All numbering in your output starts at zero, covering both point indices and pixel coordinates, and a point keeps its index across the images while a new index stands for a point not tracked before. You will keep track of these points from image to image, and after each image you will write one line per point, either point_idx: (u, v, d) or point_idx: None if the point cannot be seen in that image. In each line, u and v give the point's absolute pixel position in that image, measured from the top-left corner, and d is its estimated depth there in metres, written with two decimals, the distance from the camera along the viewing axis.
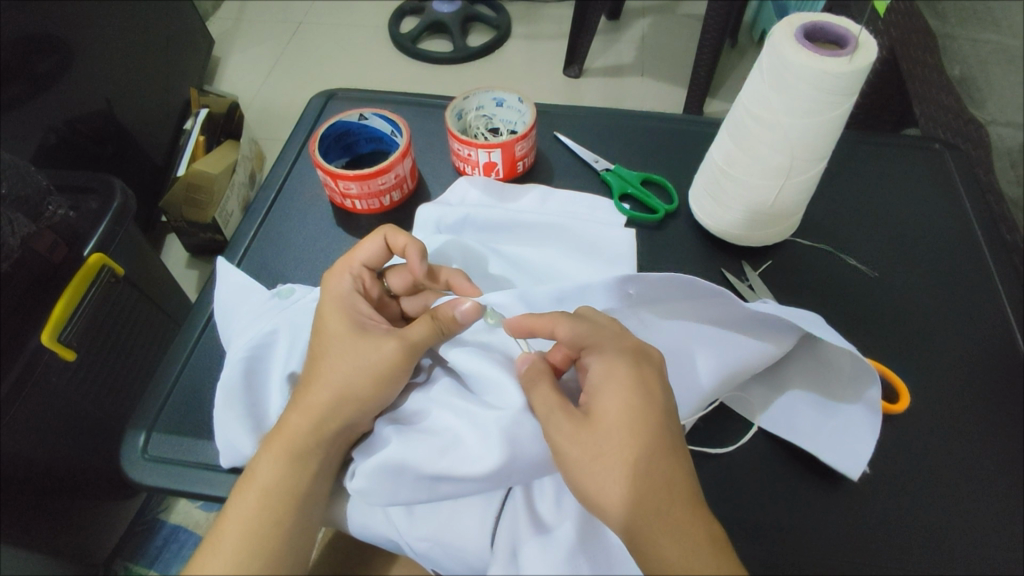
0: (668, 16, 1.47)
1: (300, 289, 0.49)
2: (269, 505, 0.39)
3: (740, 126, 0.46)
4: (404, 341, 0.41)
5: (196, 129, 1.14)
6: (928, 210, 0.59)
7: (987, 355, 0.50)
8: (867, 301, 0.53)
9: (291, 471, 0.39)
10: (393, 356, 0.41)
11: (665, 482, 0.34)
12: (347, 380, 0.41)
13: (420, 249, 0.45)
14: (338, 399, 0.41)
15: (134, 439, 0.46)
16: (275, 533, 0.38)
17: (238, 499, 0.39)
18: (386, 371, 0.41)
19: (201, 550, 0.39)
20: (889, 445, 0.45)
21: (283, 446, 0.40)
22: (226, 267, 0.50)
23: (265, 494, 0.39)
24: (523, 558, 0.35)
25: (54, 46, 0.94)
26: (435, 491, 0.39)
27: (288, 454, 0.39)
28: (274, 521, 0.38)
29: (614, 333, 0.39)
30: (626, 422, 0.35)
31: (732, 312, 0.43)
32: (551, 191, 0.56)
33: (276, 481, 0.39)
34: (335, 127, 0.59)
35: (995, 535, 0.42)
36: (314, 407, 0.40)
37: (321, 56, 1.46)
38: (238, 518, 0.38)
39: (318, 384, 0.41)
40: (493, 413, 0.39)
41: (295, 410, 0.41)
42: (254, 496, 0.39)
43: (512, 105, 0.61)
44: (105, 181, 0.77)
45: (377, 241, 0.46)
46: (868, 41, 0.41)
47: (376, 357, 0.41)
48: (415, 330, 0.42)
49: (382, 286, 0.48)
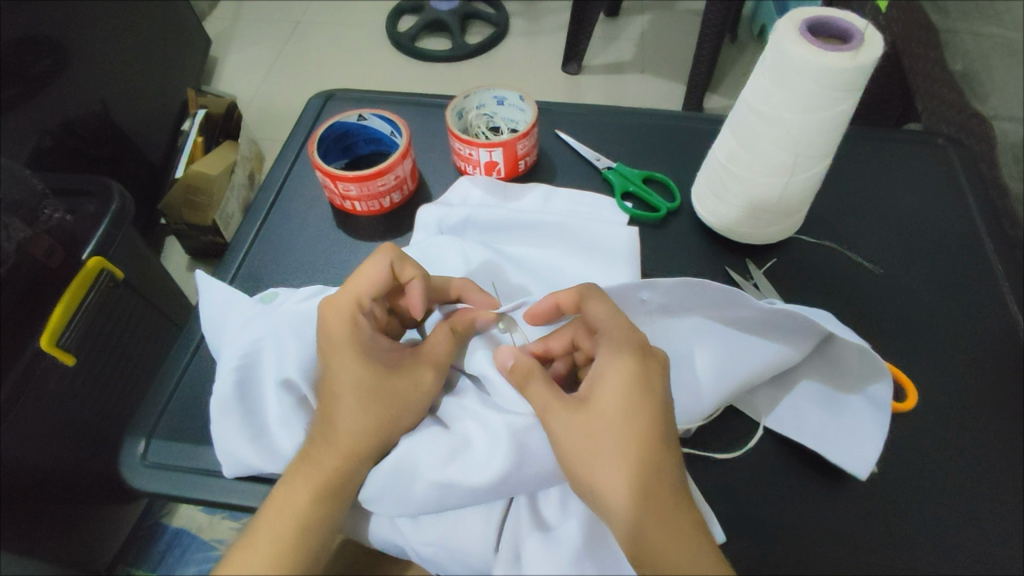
0: (668, 13, 1.47)
1: (284, 292, 0.49)
2: (302, 543, 0.37)
3: (743, 122, 0.46)
4: (436, 364, 0.42)
5: (194, 130, 1.13)
6: (933, 206, 0.58)
7: (994, 352, 0.49)
8: (873, 299, 0.52)
9: (326, 507, 0.37)
10: (430, 385, 0.41)
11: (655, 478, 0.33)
12: (378, 413, 0.39)
13: (427, 282, 0.43)
14: (366, 430, 0.39)
15: (134, 446, 0.46)
16: (299, 558, 0.36)
17: (262, 534, 0.37)
18: (421, 400, 0.40)
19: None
20: (896, 444, 0.45)
21: (304, 468, 0.38)
22: (209, 279, 0.49)
23: (298, 529, 0.37)
24: (529, 563, 0.35)
25: (49, 48, 0.94)
26: (443, 501, 0.38)
27: (323, 492, 0.37)
28: (302, 555, 0.36)
29: (618, 319, 0.38)
30: (626, 418, 0.35)
31: (747, 315, 0.43)
32: (553, 190, 0.55)
33: (309, 517, 0.37)
34: (333, 128, 0.58)
35: (1004, 534, 0.42)
36: (340, 438, 0.38)
37: (320, 55, 1.45)
38: (267, 557, 0.36)
39: (347, 419, 0.39)
40: (506, 419, 0.38)
41: (329, 449, 0.38)
42: (275, 525, 0.37)
43: (513, 103, 0.61)
44: (100, 183, 0.76)
45: (383, 270, 0.42)
46: (872, 37, 0.40)
47: (414, 390, 0.40)
48: (437, 347, 0.42)
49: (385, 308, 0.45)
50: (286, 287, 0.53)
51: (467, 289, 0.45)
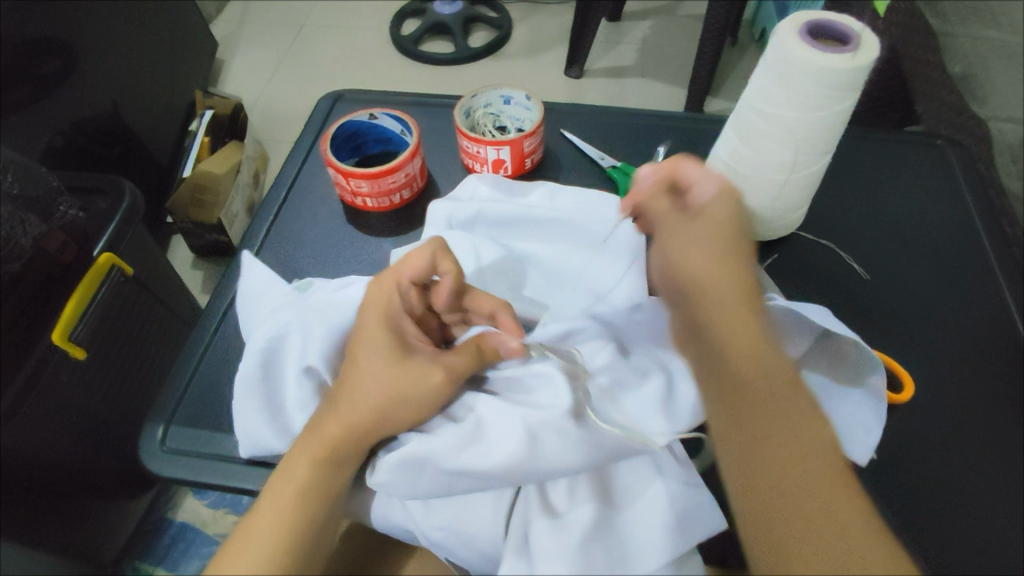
0: (669, 18, 1.49)
1: (317, 284, 0.50)
2: (302, 502, 0.38)
3: (745, 122, 0.47)
4: (449, 372, 0.41)
5: (202, 131, 1.15)
6: (930, 205, 0.60)
7: (989, 347, 0.50)
8: (871, 295, 0.53)
9: (322, 470, 0.39)
10: (435, 382, 0.40)
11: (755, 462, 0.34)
12: (387, 398, 0.40)
13: (460, 279, 0.45)
14: (377, 418, 0.40)
15: (152, 432, 0.47)
16: (303, 534, 0.38)
17: (270, 503, 0.38)
18: (428, 395, 0.40)
19: (220, 553, 0.38)
20: (894, 434, 0.46)
21: (316, 449, 0.39)
22: (250, 258, 0.51)
23: (300, 491, 0.38)
24: (538, 549, 0.36)
25: (58, 49, 0.95)
26: (454, 486, 0.39)
27: (324, 459, 0.39)
28: (304, 518, 0.38)
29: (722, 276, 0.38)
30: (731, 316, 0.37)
31: None
32: (561, 186, 0.56)
33: (314, 483, 0.39)
34: (345, 127, 0.60)
35: (996, 524, 0.43)
36: (356, 423, 0.40)
37: (326, 57, 1.47)
38: (269, 520, 0.37)
39: (354, 395, 0.40)
40: (522, 408, 0.38)
41: (331, 416, 0.40)
42: (279, 501, 0.38)
43: (519, 103, 0.62)
44: (113, 182, 0.78)
45: (425, 257, 0.44)
46: (870, 39, 0.42)
47: (419, 379, 0.40)
48: (459, 362, 0.42)
49: (425, 301, 0.46)
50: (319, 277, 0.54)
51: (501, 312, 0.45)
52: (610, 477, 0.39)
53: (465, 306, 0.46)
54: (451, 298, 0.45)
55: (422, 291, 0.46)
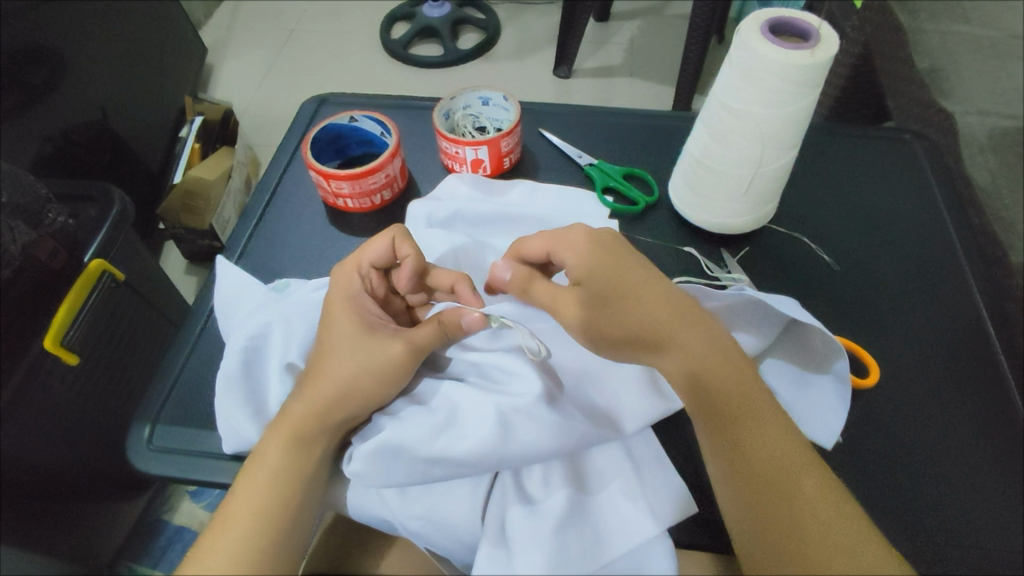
0: (656, 17, 1.50)
1: (295, 283, 0.51)
2: (278, 489, 0.39)
3: (714, 118, 0.48)
4: (409, 344, 0.42)
5: (191, 136, 1.16)
6: (899, 197, 0.61)
7: (955, 333, 0.52)
8: (841, 286, 0.54)
9: (297, 456, 0.40)
10: (397, 359, 0.42)
11: (740, 440, 0.37)
12: (351, 375, 0.41)
13: (421, 262, 0.46)
14: (341, 396, 0.41)
15: (140, 431, 0.48)
16: (276, 524, 0.38)
17: (249, 493, 0.39)
18: (390, 372, 0.42)
19: (200, 543, 0.39)
20: (865, 420, 0.47)
21: (286, 429, 0.40)
22: (225, 265, 0.52)
23: (274, 478, 0.39)
24: (515, 534, 0.37)
25: (46, 58, 0.96)
26: (429, 475, 0.40)
27: (294, 442, 0.40)
28: (281, 504, 0.39)
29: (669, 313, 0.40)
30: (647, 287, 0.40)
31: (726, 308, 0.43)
32: (537, 183, 0.57)
33: (293, 471, 0.40)
34: (326, 130, 0.61)
35: (962, 504, 0.44)
36: (317, 400, 0.41)
37: (315, 61, 1.48)
38: (249, 509, 0.39)
39: (323, 379, 0.42)
40: (495, 396, 0.40)
41: (299, 399, 0.41)
42: (257, 489, 0.39)
43: (498, 104, 0.63)
44: (102, 189, 0.79)
45: (384, 243, 0.46)
46: (829, 35, 0.43)
47: (382, 358, 0.42)
48: (421, 335, 0.42)
49: (388, 283, 0.48)
50: (297, 278, 0.55)
51: (460, 283, 0.46)
52: (582, 462, 0.41)
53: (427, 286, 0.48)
54: (414, 279, 0.46)
55: (384, 274, 0.48)
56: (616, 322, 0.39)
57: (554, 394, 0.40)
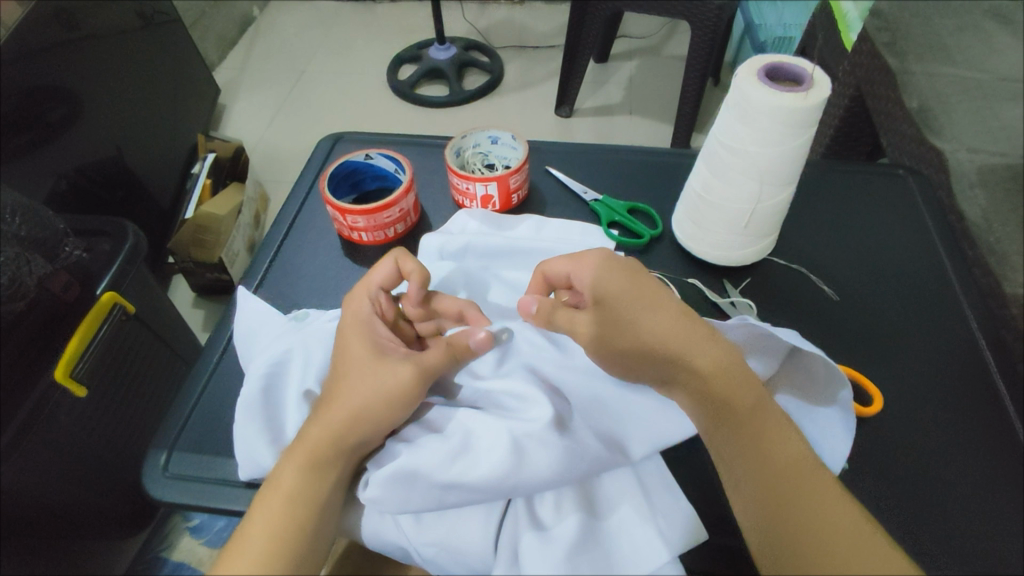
0: (654, 59, 1.56)
1: (314, 313, 0.53)
2: (295, 512, 0.40)
3: (714, 156, 0.51)
4: (418, 367, 0.43)
5: (203, 172, 1.20)
6: (895, 230, 0.63)
7: (954, 360, 0.53)
8: (842, 316, 0.56)
9: (313, 479, 0.41)
10: (406, 381, 0.43)
11: (759, 468, 0.38)
12: (364, 399, 0.42)
13: (426, 278, 0.48)
14: (353, 420, 0.42)
15: (156, 458, 0.49)
16: (291, 552, 0.39)
17: (266, 519, 0.40)
18: (399, 395, 0.42)
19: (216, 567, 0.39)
20: (871, 447, 0.48)
21: (299, 453, 0.41)
22: (246, 295, 0.54)
23: (291, 501, 0.40)
24: (527, 560, 0.38)
25: (64, 99, 0.99)
26: (443, 500, 0.40)
27: (309, 466, 0.41)
28: (297, 527, 0.40)
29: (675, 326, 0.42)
30: (648, 307, 0.43)
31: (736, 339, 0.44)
32: (545, 220, 0.59)
33: (310, 496, 0.41)
34: (342, 167, 0.63)
35: (972, 530, 0.44)
36: (332, 424, 0.42)
37: (326, 101, 1.53)
38: (267, 536, 0.39)
39: (338, 402, 0.43)
40: (508, 423, 0.41)
41: (315, 424, 0.42)
42: (273, 514, 0.40)
43: (506, 142, 0.66)
44: (117, 224, 0.81)
45: (389, 264, 0.49)
46: (821, 80, 0.46)
47: (392, 381, 0.43)
48: (431, 358, 0.44)
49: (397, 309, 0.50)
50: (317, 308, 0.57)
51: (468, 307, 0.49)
52: (593, 489, 0.41)
53: (435, 311, 0.50)
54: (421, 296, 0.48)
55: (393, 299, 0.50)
56: (624, 341, 0.42)
57: (564, 421, 0.41)
